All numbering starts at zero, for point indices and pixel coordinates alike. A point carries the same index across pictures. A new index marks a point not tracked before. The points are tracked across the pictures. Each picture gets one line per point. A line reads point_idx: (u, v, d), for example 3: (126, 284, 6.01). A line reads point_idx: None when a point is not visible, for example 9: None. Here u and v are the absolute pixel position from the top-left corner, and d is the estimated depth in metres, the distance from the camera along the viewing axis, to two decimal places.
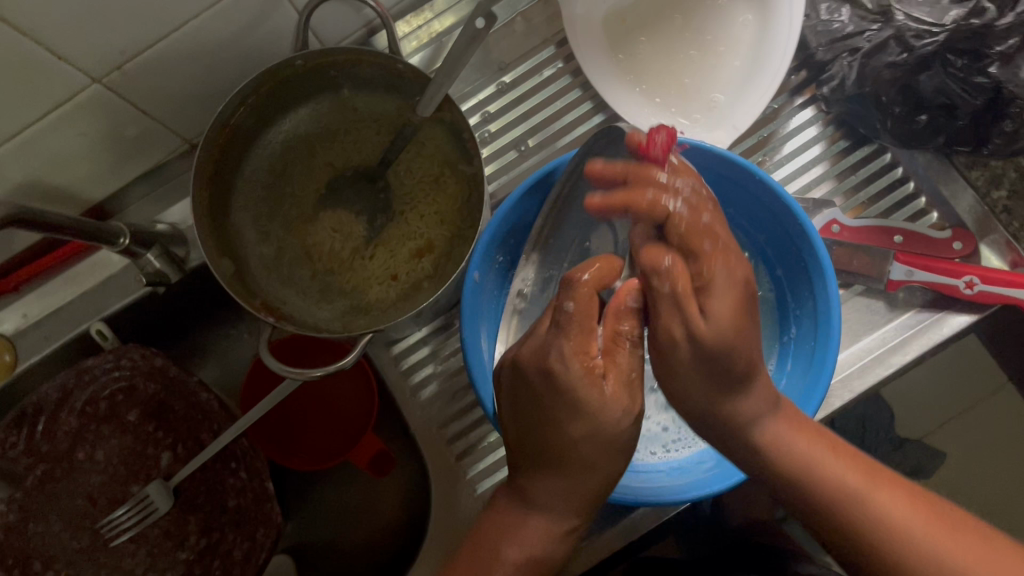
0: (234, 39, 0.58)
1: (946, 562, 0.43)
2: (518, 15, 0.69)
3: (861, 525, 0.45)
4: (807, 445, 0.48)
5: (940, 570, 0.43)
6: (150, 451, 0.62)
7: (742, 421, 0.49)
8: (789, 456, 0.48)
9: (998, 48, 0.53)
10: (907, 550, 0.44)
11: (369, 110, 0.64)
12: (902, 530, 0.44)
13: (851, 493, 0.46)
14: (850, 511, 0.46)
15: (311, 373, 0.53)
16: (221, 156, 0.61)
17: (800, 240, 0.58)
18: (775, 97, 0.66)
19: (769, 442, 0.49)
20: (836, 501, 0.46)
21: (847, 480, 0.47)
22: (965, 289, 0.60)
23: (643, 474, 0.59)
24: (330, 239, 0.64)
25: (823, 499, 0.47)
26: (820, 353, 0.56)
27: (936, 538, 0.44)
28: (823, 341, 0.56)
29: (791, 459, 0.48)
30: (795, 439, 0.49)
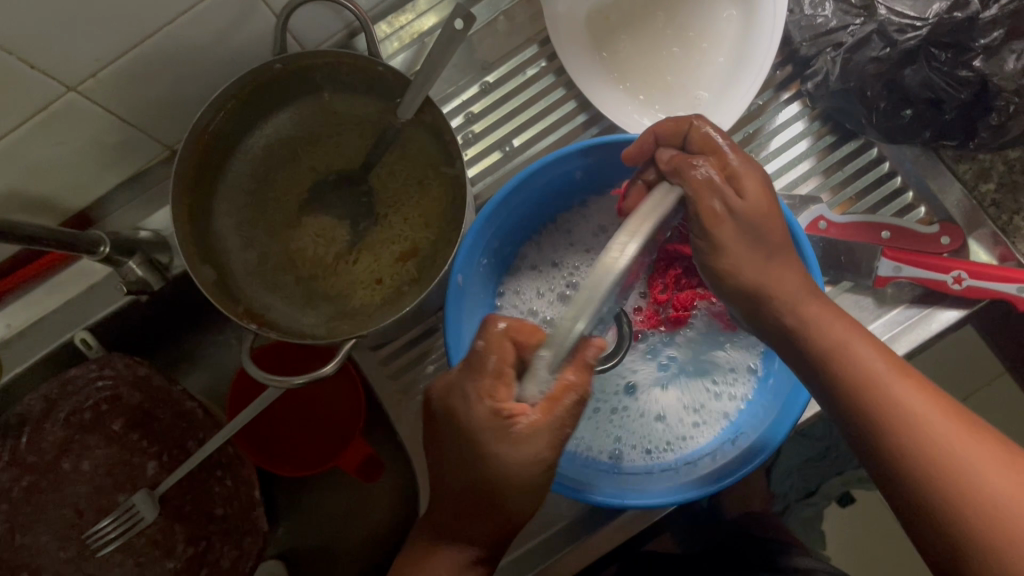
0: (211, 45, 0.58)
1: (939, 438, 0.43)
2: (500, 14, 0.69)
3: (882, 412, 0.45)
4: (839, 330, 0.48)
5: (925, 440, 0.43)
6: (136, 460, 0.61)
7: (779, 292, 0.50)
8: (821, 336, 0.48)
9: (983, 40, 0.53)
10: (922, 442, 0.43)
11: (351, 114, 0.64)
12: (918, 425, 0.43)
13: (877, 379, 0.45)
14: (871, 395, 0.45)
15: (294, 382, 0.53)
16: (201, 163, 0.61)
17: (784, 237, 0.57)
18: (760, 93, 0.66)
19: (804, 321, 0.49)
20: (858, 386, 0.46)
21: (876, 365, 0.46)
22: (953, 284, 0.59)
23: (630, 475, 0.58)
24: (314, 244, 0.64)
25: (848, 382, 0.46)
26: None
27: (958, 441, 0.42)
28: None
29: (821, 341, 0.48)
30: (829, 321, 0.49)
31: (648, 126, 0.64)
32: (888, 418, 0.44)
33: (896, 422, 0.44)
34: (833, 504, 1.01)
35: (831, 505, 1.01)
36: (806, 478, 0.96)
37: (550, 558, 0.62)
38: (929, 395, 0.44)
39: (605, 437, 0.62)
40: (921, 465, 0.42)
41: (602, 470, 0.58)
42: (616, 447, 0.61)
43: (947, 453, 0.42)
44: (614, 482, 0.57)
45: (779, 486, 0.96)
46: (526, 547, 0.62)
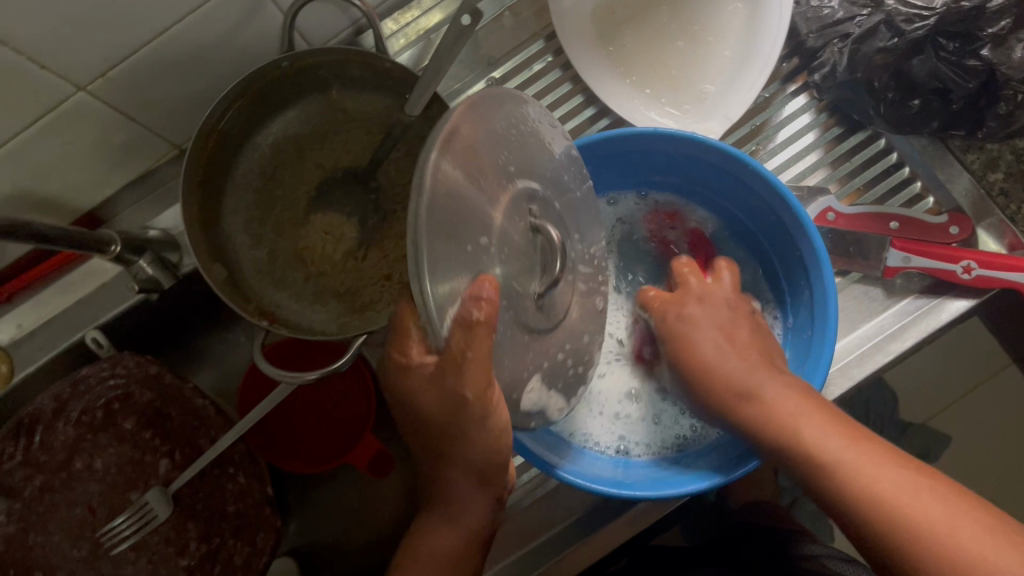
0: (218, 44, 0.58)
1: (890, 499, 0.41)
2: (505, 9, 0.69)
3: (824, 474, 0.45)
4: (777, 399, 0.49)
5: (881, 502, 0.41)
6: (148, 458, 0.61)
7: (752, 387, 0.51)
8: (749, 407, 0.50)
9: (991, 29, 0.53)
10: (867, 501, 0.42)
11: (358, 110, 0.64)
12: (856, 477, 0.43)
13: (824, 452, 0.45)
14: (811, 454, 0.46)
15: (307, 377, 0.53)
16: (211, 161, 0.61)
17: (794, 229, 0.57)
18: (767, 85, 0.66)
19: (738, 393, 0.51)
20: (795, 445, 0.47)
21: (806, 419, 0.47)
22: (963, 274, 0.59)
23: (632, 469, 0.59)
24: (322, 241, 0.64)
25: (791, 449, 0.47)
26: (818, 340, 0.55)
27: (892, 481, 0.42)
28: (822, 323, 0.55)
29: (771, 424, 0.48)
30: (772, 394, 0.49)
31: (654, 118, 0.65)
32: (847, 489, 0.43)
33: (853, 487, 0.43)
34: None
35: None
36: None
37: (562, 551, 0.62)
38: (868, 446, 0.44)
39: (604, 428, 0.63)
40: (867, 519, 0.42)
41: (602, 463, 0.59)
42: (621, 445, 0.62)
43: (878, 496, 0.42)
44: (617, 475, 0.57)
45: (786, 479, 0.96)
46: (537, 541, 0.62)
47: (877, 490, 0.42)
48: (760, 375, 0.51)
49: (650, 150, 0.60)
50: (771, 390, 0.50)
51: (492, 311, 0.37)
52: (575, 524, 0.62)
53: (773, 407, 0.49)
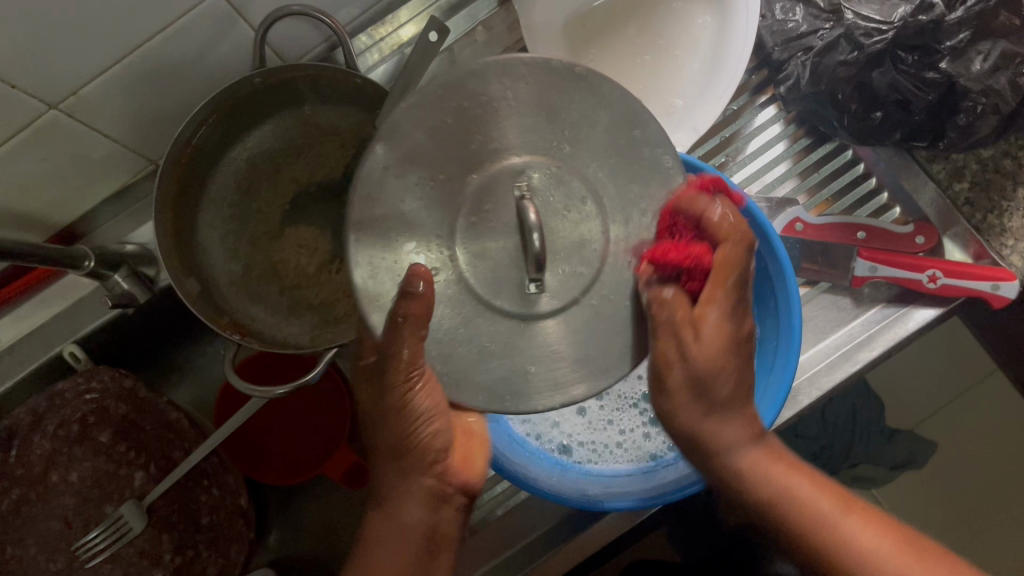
0: (189, 61, 0.59)
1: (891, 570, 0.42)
2: (478, 24, 0.71)
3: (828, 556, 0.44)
4: (779, 471, 0.46)
5: None
6: (123, 471, 0.62)
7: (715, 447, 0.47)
8: (749, 482, 0.46)
9: (950, 42, 0.54)
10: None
11: (333, 125, 0.65)
12: (859, 558, 0.43)
13: (816, 513, 0.45)
14: (820, 538, 0.44)
15: (276, 391, 0.54)
16: (186, 176, 0.62)
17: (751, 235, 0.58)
18: (735, 98, 0.67)
19: (756, 494, 0.46)
20: (806, 532, 0.45)
21: (808, 494, 0.46)
22: (928, 283, 0.60)
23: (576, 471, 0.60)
24: (296, 255, 0.65)
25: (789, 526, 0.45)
26: (782, 346, 0.57)
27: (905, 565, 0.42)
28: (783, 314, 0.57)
29: (763, 493, 0.46)
30: (757, 462, 0.47)
31: None
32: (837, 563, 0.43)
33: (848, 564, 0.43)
34: None
35: None
36: None
37: (537, 560, 0.62)
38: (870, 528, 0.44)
39: (572, 426, 0.63)
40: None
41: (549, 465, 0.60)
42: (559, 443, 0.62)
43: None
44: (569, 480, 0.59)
45: None
46: (511, 551, 0.63)
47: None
48: (756, 452, 0.47)
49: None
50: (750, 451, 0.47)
51: (422, 307, 0.39)
52: (549, 535, 0.63)
53: (772, 483, 0.46)
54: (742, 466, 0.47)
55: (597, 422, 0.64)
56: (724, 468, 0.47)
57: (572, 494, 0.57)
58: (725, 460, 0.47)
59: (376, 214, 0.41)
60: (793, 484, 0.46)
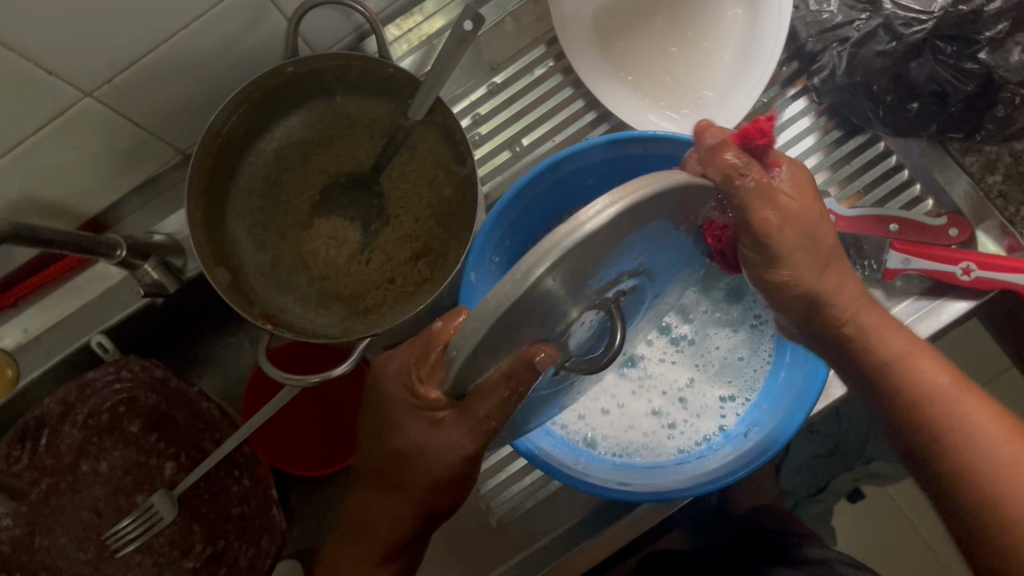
0: (223, 50, 0.58)
1: (988, 437, 0.45)
2: (507, 15, 0.69)
3: (933, 424, 0.47)
4: (899, 343, 0.50)
5: (983, 443, 0.45)
6: (153, 461, 0.62)
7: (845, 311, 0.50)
8: (878, 347, 0.50)
9: (988, 33, 0.53)
10: (960, 440, 0.46)
11: (362, 116, 0.64)
12: (957, 430, 0.46)
13: (937, 398, 0.48)
14: (930, 407, 0.48)
15: (310, 381, 0.54)
16: (215, 165, 0.61)
17: None
18: (766, 90, 0.67)
19: (884, 357, 0.50)
20: (912, 402, 0.48)
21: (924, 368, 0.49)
22: (962, 276, 0.60)
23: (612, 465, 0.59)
24: (326, 246, 0.65)
25: (905, 390, 0.49)
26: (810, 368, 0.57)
27: (1004, 445, 0.45)
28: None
29: (884, 357, 0.50)
30: (883, 331, 0.50)
31: (653, 122, 0.65)
32: (936, 420, 0.47)
33: (946, 420, 0.47)
34: (842, 501, 1.01)
35: (841, 500, 1.01)
36: (816, 475, 0.96)
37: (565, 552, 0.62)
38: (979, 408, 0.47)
39: (596, 417, 0.62)
40: (959, 464, 0.45)
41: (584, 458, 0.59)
42: (594, 436, 0.61)
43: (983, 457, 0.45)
44: (609, 474, 0.57)
45: (788, 482, 0.96)
46: (542, 542, 0.63)
47: (978, 437, 0.45)
48: (897, 335, 0.50)
49: (636, 154, 0.61)
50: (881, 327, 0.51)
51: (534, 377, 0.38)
52: (579, 527, 0.63)
53: (890, 353, 0.50)
54: (865, 331, 0.50)
55: (624, 414, 0.62)
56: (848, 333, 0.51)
57: (606, 485, 0.56)
58: (850, 323, 0.51)
59: (495, 338, 0.33)
60: (920, 359, 0.49)
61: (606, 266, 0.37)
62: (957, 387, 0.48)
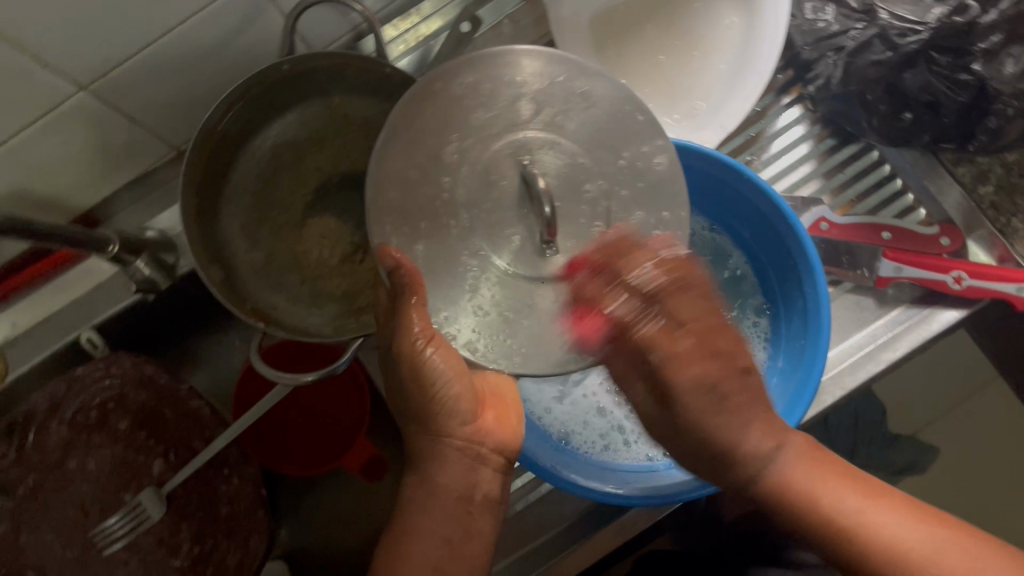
0: (220, 45, 0.58)
1: (904, 546, 0.41)
2: (504, 17, 0.70)
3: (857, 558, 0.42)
4: (809, 470, 0.43)
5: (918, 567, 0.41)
6: (141, 459, 0.62)
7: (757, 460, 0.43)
8: (787, 484, 0.43)
9: (982, 44, 0.54)
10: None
11: (357, 115, 0.64)
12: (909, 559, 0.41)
13: (858, 528, 0.42)
14: (860, 535, 0.42)
15: (304, 378, 0.54)
16: (210, 162, 0.61)
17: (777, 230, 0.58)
18: (760, 98, 0.67)
19: (779, 491, 0.43)
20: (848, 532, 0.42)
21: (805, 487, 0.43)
22: (953, 284, 0.60)
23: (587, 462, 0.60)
24: (318, 247, 0.66)
25: (823, 527, 0.43)
26: (810, 344, 0.56)
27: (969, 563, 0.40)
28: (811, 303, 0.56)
29: (780, 489, 0.43)
30: (788, 480, 0.43)
31: None
32: (864, 541, 0.42)
33: (889, 551, 0.41)
34: None
35: None
36: None
37: (556, 555, 0.62)
38: (890, 511, 0.42)
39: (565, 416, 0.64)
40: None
41: (558, 453, 0.60)
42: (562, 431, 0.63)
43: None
44: (585, 474, 0.58)
45: None
46: (532, 544, 0.63)
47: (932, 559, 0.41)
48: (801, 464, 0.43)
49: None
50: (785, 455, 0.43)
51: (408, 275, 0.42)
52: (569, 530, 0.63)
53: (804, 492, 0.43)
54: (782, 480, 0.43)
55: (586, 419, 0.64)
56: (732, 457, 0.43)
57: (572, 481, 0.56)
58: (761, 482, 0.43)
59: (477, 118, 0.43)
60: (836, 490, 0.43)
61: (440, 127, 0.43)
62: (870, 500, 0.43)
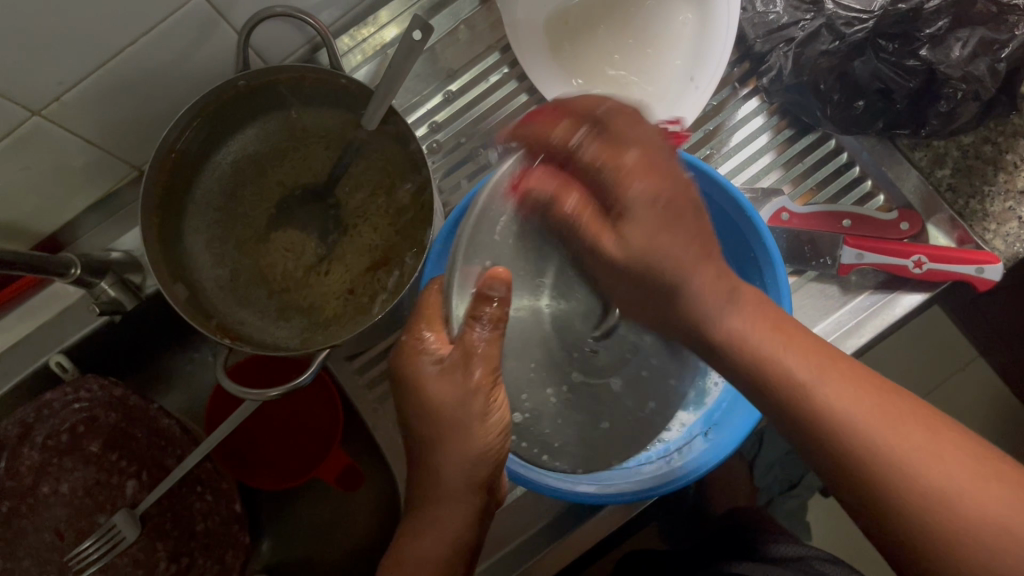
0: (174, 65, 0.58)
1: (862, 421, 0.41)
2: (460, 23, 0.70)
3: (806, 413, 0.42)
4: (802, 359, 0.44)
5: (874, 443, 0.40)
6: (115, 480, 0.62)
7: (701, 310, 0.46)
8: (745, 347, 0.45)
9: (929, 30, 0.54)
10: (885, 465, 0.40)
11: (316, 127, 0.65)
12: (874, 440, 0.41)
13: (812, 392, 0.43)
14: (815, 405, 0.42)
15: (270, 394, 0.54)
16: (169, 181, 0.61)
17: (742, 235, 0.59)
18: (717, 93, 0.68)
19: (739, 346, 0.45)
20: (797, 399, 0.43)
21: (781, 355, 0.44)
22: (914, 268, 0.60)
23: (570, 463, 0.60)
24: (283, 260, 0.65)
25: (781, 388, 0.43)
26: None
27: (928, 453, 0.40)
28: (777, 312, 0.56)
29: (749, 353, 0.45)
30: (757, 335, 0.45)
31: None
32: (818, 415, 0.42)
33: (845, 423, 0.41)
34: (817, 494, 1.02)
35: (815, 494, 1.02)
36: (789, 470, 0.97)
37: (535, 556, 0.62)
38: (875, 400, 0.42)
39: None
40: (891, 477, 0.40)
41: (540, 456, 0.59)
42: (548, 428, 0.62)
43: (920, 471, 0.39)
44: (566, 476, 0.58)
45: (764, 479, 0.97)
46: (511, 546, 0.63)
47: (891, 444, 0.40)
48: (758, 323, 0.45)
49: None
50: (739, 315, 0.46)
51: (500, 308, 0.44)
52: (547, 529, 0.63)
53: (785, 366, 0.43)
54: (744, 338, 0.45)
55: None
56: (695, 318, 0.46)
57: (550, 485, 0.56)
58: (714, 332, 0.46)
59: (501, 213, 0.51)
60: (799, 362, 0.44)
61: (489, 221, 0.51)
62: (836, 376, 0.43)
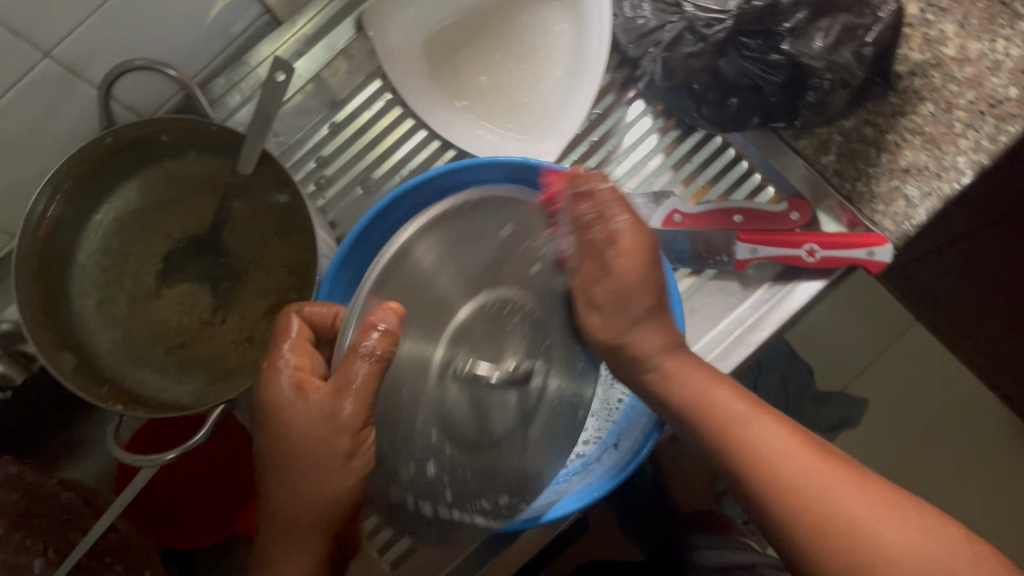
0: (31, 130, 0.56)
1: (815, 485, 0.47)
2: (338, 54, 0.69)
3: (759, 477, 0.48)
4: (770, 437, 0.50)
5: (820, 499, 0.46)
6: (22, 559, 0.58)
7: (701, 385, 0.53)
8: (709, 418, 0.51)
9: (788, 23, 0.55)
10: (825, 523, 0.45)
11: (196, 175, 0.63)
12: (839, 512, 0.46)
13: (776, 465, 0.48)
14: (771, 473, 0.48)
15: (164, 457, 0.52)
16: (47, 247, 0.59)
17: None
18: (600, 101, 0.68)
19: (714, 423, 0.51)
20: (755, 465, 0.49)
21: (739, 415, 0.51)
22: (808, 257, 0.61)
23: None
24: (176, 314, 0.63)
25: (749, 465, 0.49)
26: None
27: (868, 512, 0.45)
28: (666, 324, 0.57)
29: (722, 431, 0.51)
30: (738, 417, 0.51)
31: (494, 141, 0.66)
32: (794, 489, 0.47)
33: (792, 484, 0.47)
34: None
35: None
36: None
37: None
38: (824, 468, 0.48)
39: None
40: (822, 536, 0.45)
41: None
42: None
43: (857, 527, 0.45)
44: None
45: None
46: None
47: (832, 508, 0.46)
48: (732, 402, 0.52)
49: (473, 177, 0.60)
50: (720, 392, 0.52)
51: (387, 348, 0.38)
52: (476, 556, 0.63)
53: (763, 448, 0.49)
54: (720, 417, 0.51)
55: None
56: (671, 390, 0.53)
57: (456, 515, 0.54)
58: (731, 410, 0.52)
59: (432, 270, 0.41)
60: (784, 451, 0.49)
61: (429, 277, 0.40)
62: (798, 449, 0.49)
